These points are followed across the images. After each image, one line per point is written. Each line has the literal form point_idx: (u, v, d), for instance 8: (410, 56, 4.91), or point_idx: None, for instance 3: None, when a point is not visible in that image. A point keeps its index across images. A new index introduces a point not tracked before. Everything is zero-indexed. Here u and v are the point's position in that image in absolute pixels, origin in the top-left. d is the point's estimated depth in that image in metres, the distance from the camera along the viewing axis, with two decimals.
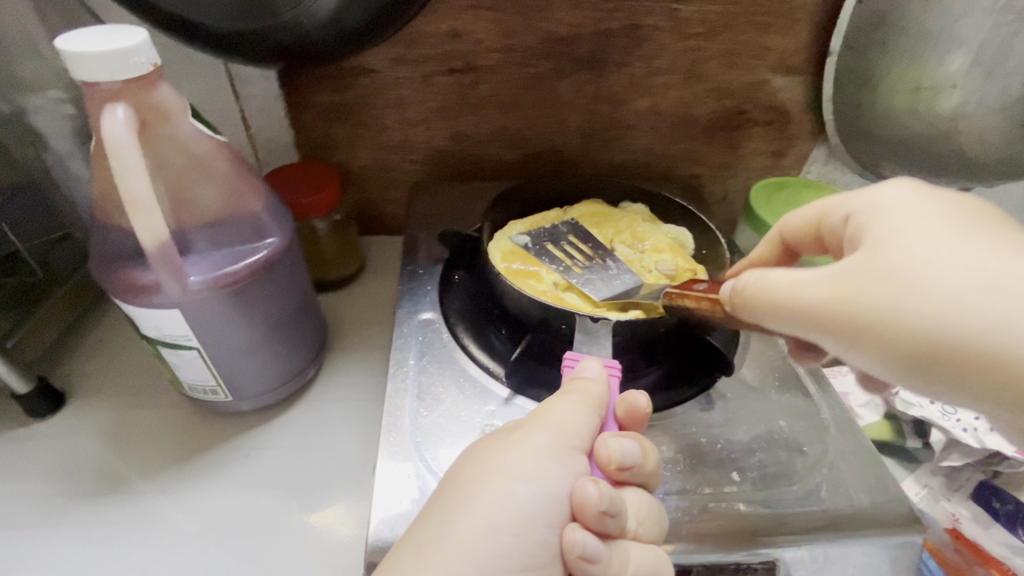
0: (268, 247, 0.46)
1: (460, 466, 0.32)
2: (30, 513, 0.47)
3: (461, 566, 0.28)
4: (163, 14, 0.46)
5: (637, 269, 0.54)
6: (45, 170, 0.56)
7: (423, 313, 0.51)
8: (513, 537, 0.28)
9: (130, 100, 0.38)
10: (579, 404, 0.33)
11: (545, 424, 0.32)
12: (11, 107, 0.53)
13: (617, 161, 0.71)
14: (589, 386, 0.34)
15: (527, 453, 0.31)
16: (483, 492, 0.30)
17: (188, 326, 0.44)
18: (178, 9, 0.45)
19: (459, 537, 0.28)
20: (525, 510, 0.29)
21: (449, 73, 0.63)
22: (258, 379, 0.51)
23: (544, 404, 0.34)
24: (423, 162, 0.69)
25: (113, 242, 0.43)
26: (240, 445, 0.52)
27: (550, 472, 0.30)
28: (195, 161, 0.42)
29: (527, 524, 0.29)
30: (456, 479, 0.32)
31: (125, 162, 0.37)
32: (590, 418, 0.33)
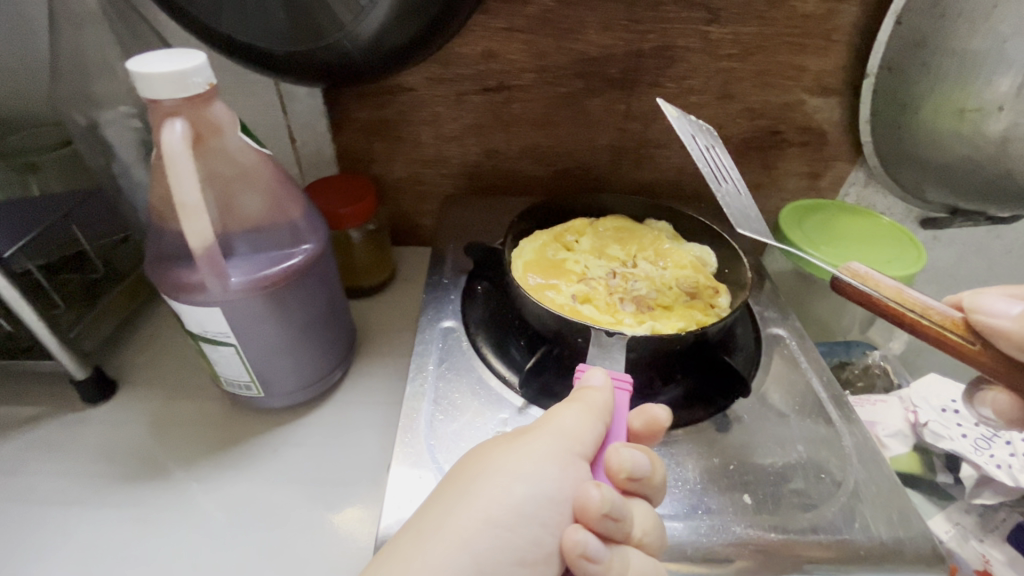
0: (304, 253, 0.49)
1: (466, 464, 0.33)
2: (79, 490, 0.51)
3: (457, 556, 0.28)
4: (221, 37, 0.50)
5: (657, 284, 0.54)
6: (111, 176, 0.62)
7: (445, 321, 0.52)
8: (508, 530, 0.29)
9: (187, 115, 0.41)
10: (586, 413, 0.33)
11: (550, 429, 0.33)
12: (86, 120, 0.59)
13: (646, 179, 0.71)
14: (598, 398, 0.34)
15: (530, 454, 0.31)
16: (484, 489, 0.30)
17: (227, 324, 0.47)
18: (235, 33, 0.49)
19: (456, 531, 0.29)
20: (522, 508, 0.30)
21: (482, 92, 0.65)
22: (288, 378, 0.53)
23: (553, 411, 0.34)
24: (455, 176, 0.72)
25: (166, 244, 0.47)
26: (269, 440, 0.55)
27: (551, 475, 0.31)
28: (241, 172, 0.46)
29: (524, 523, 0.29)
30: (460, 479, 0.32)
31: (180, 171, 0.40)
32: (596, 425, 0.33)
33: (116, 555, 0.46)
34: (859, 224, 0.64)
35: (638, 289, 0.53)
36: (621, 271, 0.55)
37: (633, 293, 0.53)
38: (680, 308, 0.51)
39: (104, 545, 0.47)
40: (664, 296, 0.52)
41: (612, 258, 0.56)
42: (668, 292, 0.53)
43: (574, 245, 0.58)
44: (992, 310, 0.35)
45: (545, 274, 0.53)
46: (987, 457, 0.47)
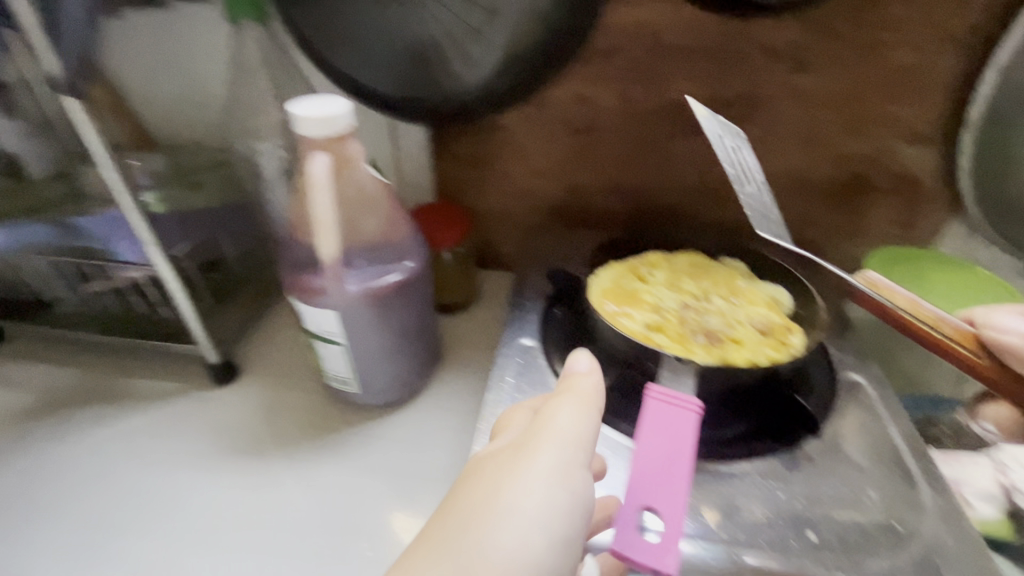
0: (408, 269, 0.56)
1: (464, 477, 0.34)
2: (206, 457, 0.61)
3: (496, 574, 0.29)
4: (356, 84, 0.60)
5: (729, 320, 0.55)
6: (252, 194, 0.74)
7: (524, 338, 0.57)
8: (539, 536, 0.31)
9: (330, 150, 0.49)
10: (580, 406, 0.35)
11: (551, 428, 0.34)
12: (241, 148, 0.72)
13: (724, 218, 0.73)
14: (585, 385, 0.37)
15: (540, 457, 0.33)
16: (506, 505, 0.31)
17: (339, 327, 0.54)
18: (368, 81, 0.59)
19: (471, 547, 0.30)
20: (545, 509, 0.31)
21: (571, 132, 0.71)
22: (381, 378, 0.60)
23: (543, 411, 0.35)
24: (538, 208, 0.78)
25: (298, 254, 0.56)
26: (359, 432, 0.62)
27: (563, 484, 0.32)
28: (364, 198, 0.53)
29: (543, 531, 0.31)
30: (462, 493, 0.33)
31: (321, 197, 0.48)
32: (590, 415, 0.35)
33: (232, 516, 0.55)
34: (954, 275, 0.62)
35: (710, 323, 0.55)
36: (696, 304, 0.57)
37: (706, 325, 0.55)
38: (751, 345, 0.52)
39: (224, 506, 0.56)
40: (735, 332, 0.54)
41: (685, 291, 0.59)
42: (739, 328, 0.54)
43: (649, 276, 0.61)
44: (1000, 325, 0.44)
45: (620, 301, 0.56)
46: None
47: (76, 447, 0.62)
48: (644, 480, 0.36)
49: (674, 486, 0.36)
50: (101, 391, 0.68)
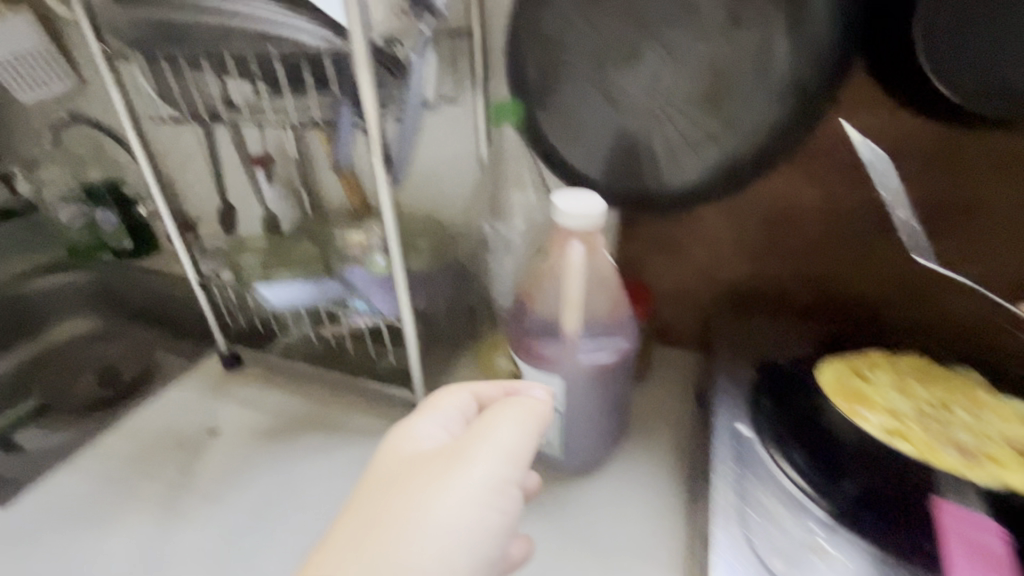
0: (626, 348, 0.60)
1: (392, 483, 0.39)
2: None
3: (415, 562, 0.35)
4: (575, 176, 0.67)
5: (977, 434, 0.54)
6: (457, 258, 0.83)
7: (737, 423, 0.60)
8: (466, 533, 0.36)
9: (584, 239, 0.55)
10: (519, 424, 0.40)
11: (494, 439, 0.39)
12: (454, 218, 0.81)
13: (928, 320, 0.71)
14: (538, 409, 0.42)
15: (485, 457, 0.38)
16: (435, 506, 0.36)
17: (561, 394, 0.60)
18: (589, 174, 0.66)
19: (406, 549, 0.35)
20: (485, 505, 0.37)
21: (765, 223, 0.73)
22: (585, 445, 0.65)
23: (485, 423, 0.41)
24: (717, 290, 0.80)
25: (528, 322, 0.62)
26: (557, 494, 0.66)
27: (494, 503, 0.37)
28: (599, 280, 0.59)
29: (455, 537, 0.36)
30: (406, 491, 0.38)
31: (573, 281, 0.54)
32: (528, 432, 0.41)
33: None
34: None
35: (959, 437, 0.53)
36: (933, 413, 0.56)
37: (951, 438, 0.53)
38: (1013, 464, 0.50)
39: None
40: (991, 449, 0.52)
41: (918, 397, 0.58)
42: (991, 444, 0.52)
43: (872, 376, 0.60)
44: None
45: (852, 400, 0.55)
46: None
47: (305, 472, 0.72)
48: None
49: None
50: (323, 422, 0.79)
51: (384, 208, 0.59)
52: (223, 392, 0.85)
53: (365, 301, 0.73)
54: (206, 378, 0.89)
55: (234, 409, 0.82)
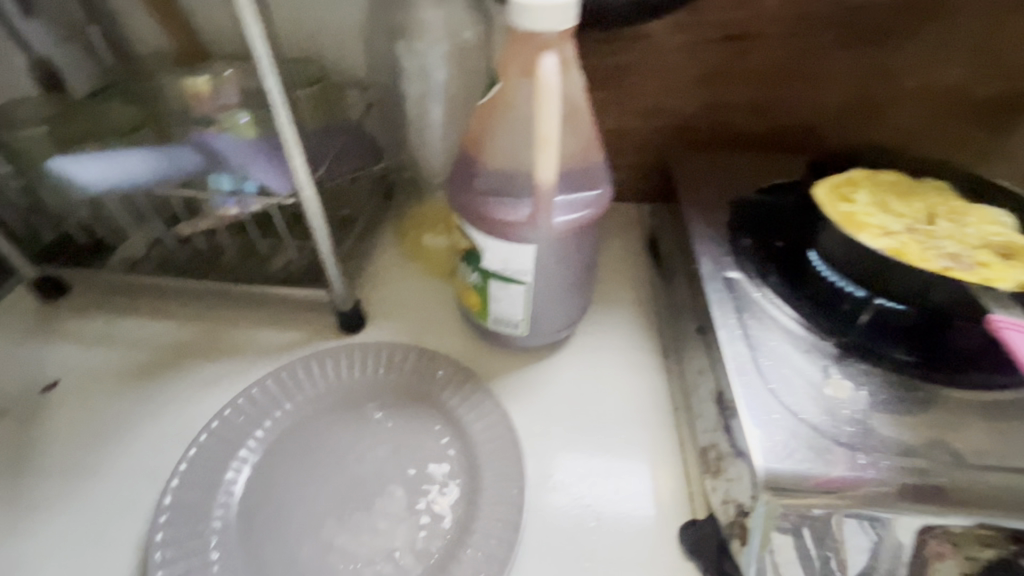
0: (601, 199, 0.49)
1: None
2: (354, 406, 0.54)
3: None
4: None
5: (964, 241, 0.47)
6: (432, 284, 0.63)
7: (729, 271, 0.52)
8: None
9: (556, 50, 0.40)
10: None
11: None
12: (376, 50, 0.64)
13: (872, 140, 0.71)
14: None
15: None
16: None
17: (532, 262, 0.49)
18: None
19: None
20: None
21: (724, 40, 0.66)
22: (555, 320, 0.56)
23: None
24: (667, 129, 0.73)
25: (481, 179, 0.48)
26: (524, 376, 0.58)
27: None
28: (569, 111, 0.46)
29: None
30: None
31: (549, 107, 0.40)
32: None
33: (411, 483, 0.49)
34: None
35: (955, 247, 0.47)
36: (922, 227, 0.49)
37: (942, 249, 0.46)
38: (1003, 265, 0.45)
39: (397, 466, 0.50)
40: (988, 251, 0.46)
41: (902, 214, 0.51)
42: (979, 250, 0.46)
43: (853, 199, 0.52)
44: None
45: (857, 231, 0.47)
46: None
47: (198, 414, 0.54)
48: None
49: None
50: (214, 346, 0.60)
51: (255, 42, 0.40)
52: (50, 334, 0.62)
53: (175, 166, 0.54)
54: (18, 319, 0.63)
55: (80, 351, 0.60)
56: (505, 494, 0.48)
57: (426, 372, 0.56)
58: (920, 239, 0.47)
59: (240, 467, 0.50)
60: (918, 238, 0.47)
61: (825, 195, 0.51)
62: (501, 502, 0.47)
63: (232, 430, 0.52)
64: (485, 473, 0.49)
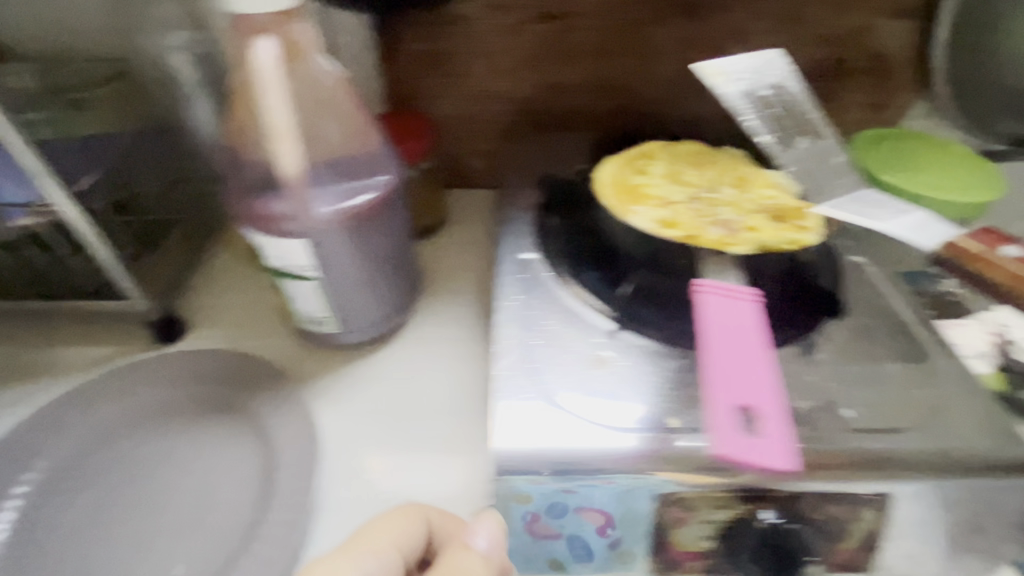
0: (383, 185, 0.48)
1: None
2: (151, 417, 0.52)
3: None
4: None
5: (740, 208, 0.47)
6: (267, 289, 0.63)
7: (523, 253, 0.51)
8: None
9: (276, 35, 0.40)
10: None
11: None
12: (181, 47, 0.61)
13: (709, 114, 0.70)
14: None
15: None
16: None
17: (309, 258, 0.47)
18: None
19: None
20: None
21: (541, 21, 0.64)
22: (366, 313, 0.54)
23: None
24: (509, 114, 0.70)
25: (246, 173, 0.46)
26: (341, 374, 0.55)
27: None
28: (325, 97, 0.44)
29: None
30: None
31: (276, 92, 0.38)
32: None
33: (198, 497, 0.47)
34: (935, 149, 0.60)
35: (726, 213, 0.47)
36: (702, 196, 0.49)
37: (720, 216, 0.47)
38: (768, 231, 0.45)
39: (188, 479, 0.48)
40: (755, 218, 0.47)
41: (690, 183, 0.51)
42: (751, 217, 0.47)
43: (645, 171, 0.52)
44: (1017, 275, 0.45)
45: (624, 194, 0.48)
46: None
47: None
48: (725, 380, 0.39)
49: (756, 363, 0.40)
50: (13, 367, 0.57)
51: None
52: None
53: None
54: None
55: None
56: (293, 497, 0.46)
57: (231, 382, 0.54)
58: (694, 207, 0.48)
59: (16, 502, 0.46)
60: (692, 208, 0.48)
61: (606, 168, 0.52)
62: (291, 507, 0.45)
63: (14, 460, 0.48)
64: (279, 474, 0.47)
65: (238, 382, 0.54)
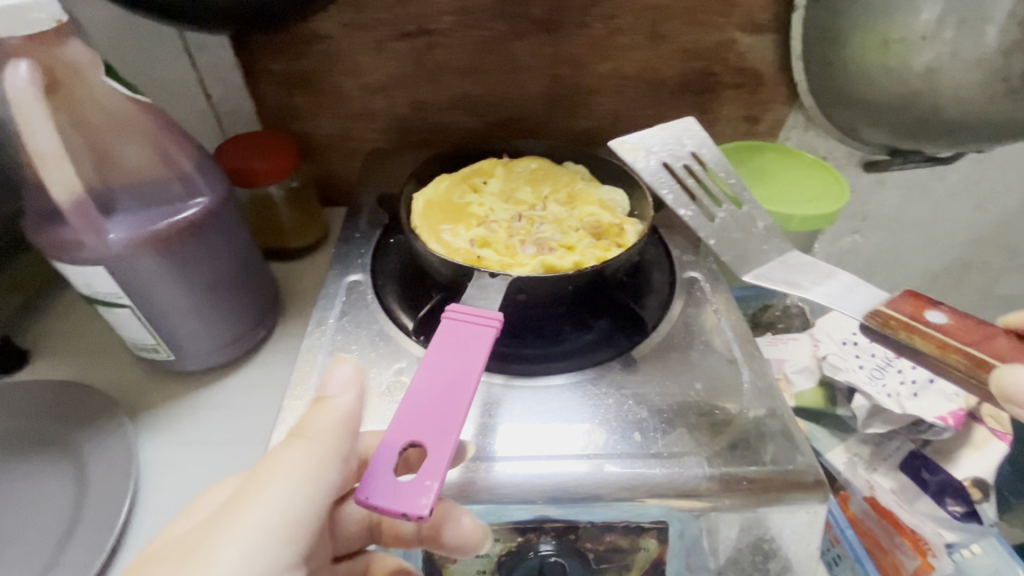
0: (197, 207, 0.47)
1: None
2: None
3: None
4: None
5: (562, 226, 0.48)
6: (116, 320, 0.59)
7: (352, 275, 0.50)
8: None
9: (36, 57, 0.38)
10: None
11: None
12: None
13: (584, 127, 0.71)
14: None
15: None
16: None
17: (117, 285, 0.45)
18: None
19: None
20: None
21: (403, 38, 0.64)
22: (199, 339, 0.52)
23: None
24: (384, 130, 0.71)
25: (44, 198, 0.44)
26: (183, 403, 0.54)
27: None
28: (113, 119, 0.43)
29: None
30: None
31: (34, 118, 0.37)
32: None
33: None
34: (788, 161, 0.62)
35: (546, 232, 0.48)
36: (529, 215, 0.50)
37: (538, 235, 0.48)
38: (582, 249, 0.46)
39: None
40: (574, 236, 0.47)
41: (520, 202, 0.51)
42: (572, 235, 0.47)
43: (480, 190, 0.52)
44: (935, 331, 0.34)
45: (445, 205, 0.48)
46: (879, 386, 0.48)
47: None
48: (409, 413, 0.31)
49: (461, 399, 0.32)
50: None
51: None
52: None
53: None
54: None
55: None
56: (95, 534, 0.43)
57: (60, 415, 0.51)
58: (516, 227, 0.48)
59: None
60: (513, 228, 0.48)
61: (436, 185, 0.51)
62: (86, 550, 0.42)
63: None
64: (85, 514, 0.44)
65: (67, 416, 0.51)
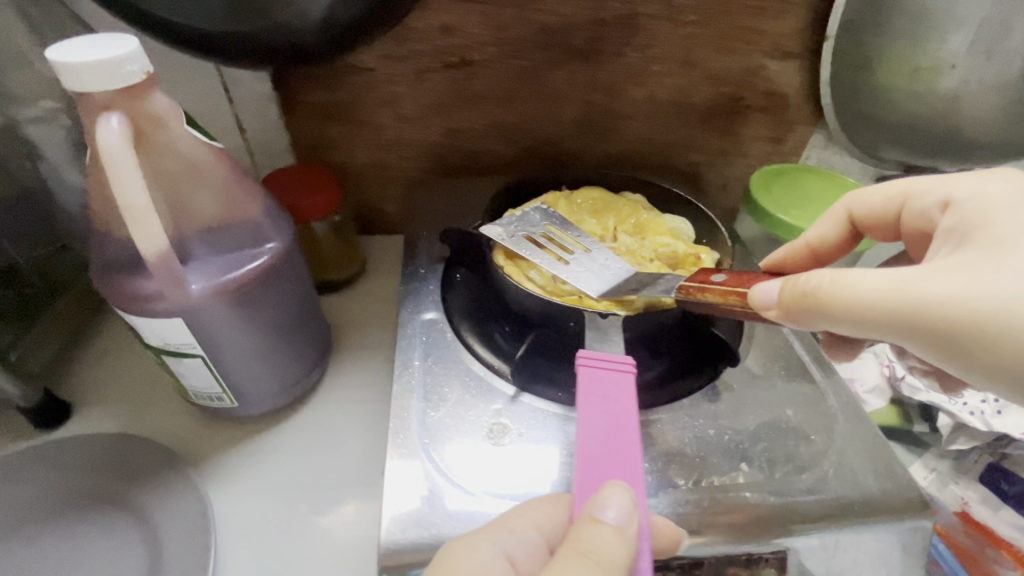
0: (269, 252, 0.46)
1: None
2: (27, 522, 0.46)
3: None
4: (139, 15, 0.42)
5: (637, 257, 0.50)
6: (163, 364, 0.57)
7: (427, 313, 0.50)
8: None
9: (124, 109, 0.37)
10: None
11: None
12: None
13: (617, 152, 0.72)
14: None
15: None
16: None
17: (192, 336, 0.44)
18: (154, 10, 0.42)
19: None
20: None
21: (444, 68, 0.64)
22: (264, 384, 0.51)
23: None
24: (417, 159, 0.70)
25: (112, 250, 0.43)
26: (244, 450, 0.52)
27: None
28: (190, 168, 0.42)
29: None
30: None
31: (123, 173, 0.36)
32: None
33: None
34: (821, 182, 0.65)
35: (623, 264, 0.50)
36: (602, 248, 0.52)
37: None
38: None
39: None
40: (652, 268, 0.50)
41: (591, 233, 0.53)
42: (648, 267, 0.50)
43: None
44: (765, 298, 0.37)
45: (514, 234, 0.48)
46: (960, 405, 0.55)
47: None
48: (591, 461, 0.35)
49: (627, 450, 0.35)
50: None
51: None
52: None
53: None
54: None
55: None
56: None
57: (120, 471, 0.49)
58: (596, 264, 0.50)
59: None
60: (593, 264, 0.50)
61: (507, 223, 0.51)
62: None
63: None
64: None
65: (127, 472, 0.49)
